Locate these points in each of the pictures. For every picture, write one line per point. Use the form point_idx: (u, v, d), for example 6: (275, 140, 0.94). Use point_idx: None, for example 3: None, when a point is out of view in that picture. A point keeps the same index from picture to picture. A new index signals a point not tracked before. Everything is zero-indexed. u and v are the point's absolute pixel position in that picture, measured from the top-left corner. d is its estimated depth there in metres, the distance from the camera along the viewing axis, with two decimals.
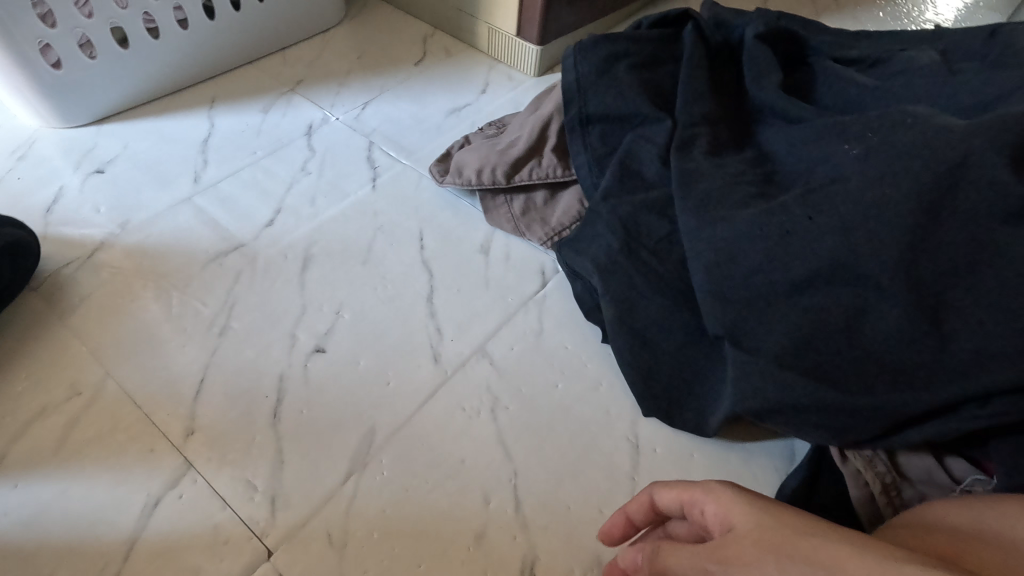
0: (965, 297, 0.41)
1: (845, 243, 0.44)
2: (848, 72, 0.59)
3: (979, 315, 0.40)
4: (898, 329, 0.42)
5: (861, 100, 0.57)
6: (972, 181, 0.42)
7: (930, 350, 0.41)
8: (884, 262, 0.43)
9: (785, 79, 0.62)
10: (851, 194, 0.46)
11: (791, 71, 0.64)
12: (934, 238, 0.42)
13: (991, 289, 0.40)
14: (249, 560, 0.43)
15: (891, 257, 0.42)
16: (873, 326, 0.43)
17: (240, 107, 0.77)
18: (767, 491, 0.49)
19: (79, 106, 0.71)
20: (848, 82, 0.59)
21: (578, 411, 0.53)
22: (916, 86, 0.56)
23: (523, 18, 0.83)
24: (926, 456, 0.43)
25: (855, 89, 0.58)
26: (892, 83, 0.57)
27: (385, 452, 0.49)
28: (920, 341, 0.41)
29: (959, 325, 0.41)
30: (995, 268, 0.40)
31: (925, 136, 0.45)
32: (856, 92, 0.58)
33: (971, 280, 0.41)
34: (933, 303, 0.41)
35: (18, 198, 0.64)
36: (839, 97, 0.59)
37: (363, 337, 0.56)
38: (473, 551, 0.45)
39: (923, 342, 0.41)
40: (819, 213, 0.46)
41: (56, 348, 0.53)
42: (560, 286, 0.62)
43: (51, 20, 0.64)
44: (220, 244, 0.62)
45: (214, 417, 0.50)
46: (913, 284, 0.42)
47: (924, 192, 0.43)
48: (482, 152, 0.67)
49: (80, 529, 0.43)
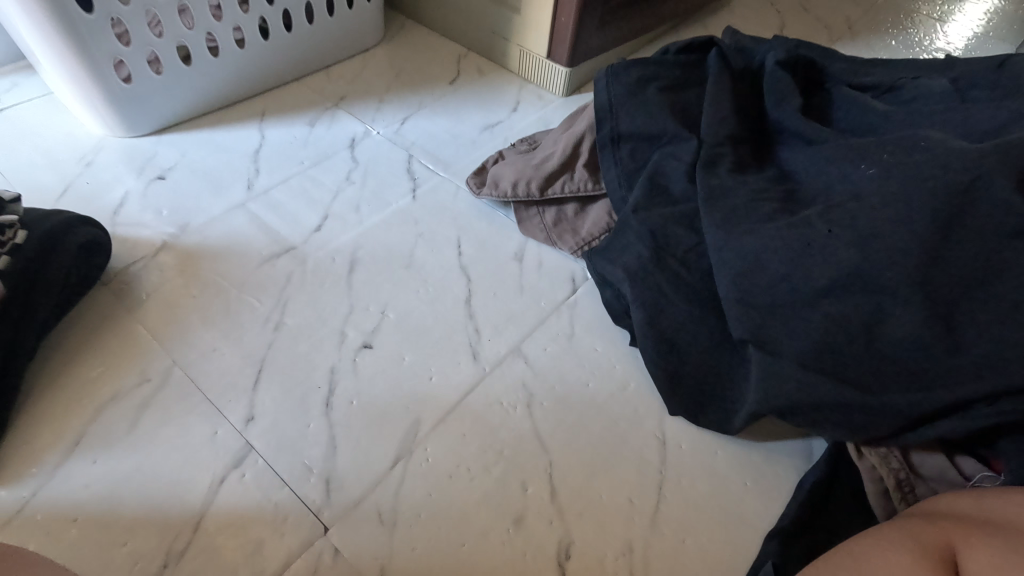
0: (974, 304, 0.44)
1: (862, 254, 0.48)
2: (864, 99, 0.63)
3: (987, 321, 0.43)
4: (913, 333, 0.45)
5: (876, 125, 0.61)
6: (983, 203, 0.45)
7: (943, 354, 0.44)
8: (899, 273, 0.46)
9: (804, 104, 0.66)
10: (868, 212, 0.49)
11: (809, 96, 0.68)
12: (946, 253, 0.45)
13: (1001, 300, 0.43)
14: (308, 535, 0.47)
15: (905, 267, 0.46)
16: (890, 330, 0.46)
17: (288, 120, 0.82)
18: (787, 487, 0.52)
19: (143, 117, 0.76)
20: (861, 107, 0.63)
21: (608, 409, 0.56)
22: (926, 112, 0.59)
23: (554, 42, 0.88)
24: (938, 455, 0.47)
25: (869, 113, 0.62)
26: (904, 110, 0.61)
27: (429, 441, 0.53)
28: (934, 345, 0.44)
29: (970, 333, 0.44)
30: (1004, 281, 0.43)
31: (939, 158, 0.48)
32: (871, 117, 0.62)
33: (982, 292, 0.44)
34: (943, 310, 0.45)
35: (88, 201, 0.69)
36: (855, 121, 0.63)
37: (407, 336, 0.60)
38: (513, 533, 0.48)
39: (935, 346, 0.44)
40: (838, 228, 0.50)
41: (125, 337, 0.57)
42: (590, 292, 0.66)
43: (126, 39, 0.69)
44: (272, 247, 0.67)
45: (271, 405, 0.54)
46: (927, 294, 0.45)
47: (936, 211, 0.46)
48: (517, 166, 0.71)
49: (154, 502, 0.47)
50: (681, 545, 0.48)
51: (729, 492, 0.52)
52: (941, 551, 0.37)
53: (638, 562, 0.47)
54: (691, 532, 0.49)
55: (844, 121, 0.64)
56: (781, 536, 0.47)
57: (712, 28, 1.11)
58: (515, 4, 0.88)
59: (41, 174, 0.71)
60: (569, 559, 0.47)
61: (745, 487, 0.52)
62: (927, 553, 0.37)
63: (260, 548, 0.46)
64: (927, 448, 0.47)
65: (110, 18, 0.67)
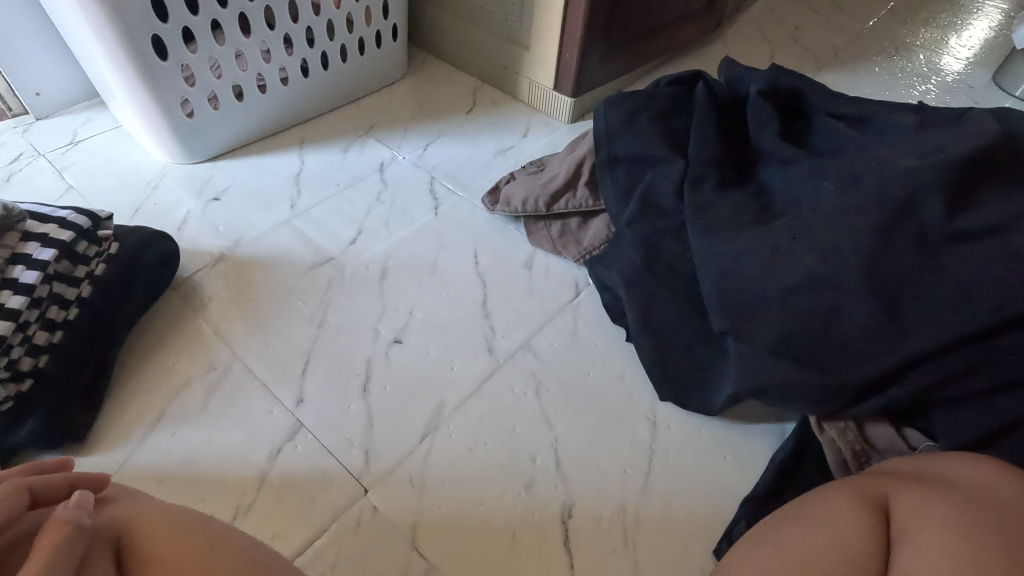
0: (917, 294, 0.52)
1: (819, 258, 0.56)
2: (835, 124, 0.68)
3: (925, 308, 0.52)
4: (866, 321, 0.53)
5: (846, 148, 0.66)
6: (918, 220, 0.53)
7: (887, 336, 0.52)
8: (848, 272, 0.54)
9: (783, 129, 0.71)
10: (826, 220, 0.57)
11: (788, 122, 0.73)
12: (890, 257, 0.53)
13: (931, 295, 0.52)
14: (350, 495, 0.56)
15: (854, 266, 0.54)
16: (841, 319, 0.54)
17: (325, 147, 0.93)
18: (761, 460, 0.60)
19: (201, 146, 0.87)
20: (839, 134, 0.67)
21: (606, 394, 0.65)
22: (893, 137, 0.64)
23: (560, 74, 0.98)
24: (887, 428, 0.56)
25: (841, 140, 0.67)
26: (873, 136, 0.66)
27: (452, 420, 0.61)
28: (882, 327, 0.53)
29: (906, 319, 0.52)
30: (935, 280, 0.52)
31: (887, 180, 0.55)
32: (844, 141, 0.67)
33: (917, 288, 0.52)
34: (890, 300, 0.53)
35: (157, 219, 0.80)
36: (828, 143, 0.68)
37: (432, 332, 0.69)
38: (523, 495, 0.57)
39: (879, 330, 0.53)
40: (801, 237, 0.58)
41: (193, 333, 0.67)
42: (591, 296, 0.75)
43: (192, 81, 0.81)
44: (315, 257, 0.77)
45: (317, 389, 0.63)
46: (874, 290, 0.53)
47: (883, 222, 0.54)
48: (527, 186, 0.80)
49: (224, 466, 0.57)
50: (668, 506, 0.57)
51: (711, 465, 0.60)
52: (876, 500, 0.43)
53: (630, 520, 0.56)
54: (676, 497, 0.57)
55: (821, 144, 0.69)
56: (754, 500, 0.55)
57: (707, 60, 1.21)
58: (525, 42, 0.99)
59: (116, 196, 0.82)
60: (572, 516, 0.56)
61: (725, 461, 0.60)
62: (863, 499, 0.44)
63: (312, 504, 0.55)
64: (877, 422, 0.56)
65: (180, 64, 0.78)
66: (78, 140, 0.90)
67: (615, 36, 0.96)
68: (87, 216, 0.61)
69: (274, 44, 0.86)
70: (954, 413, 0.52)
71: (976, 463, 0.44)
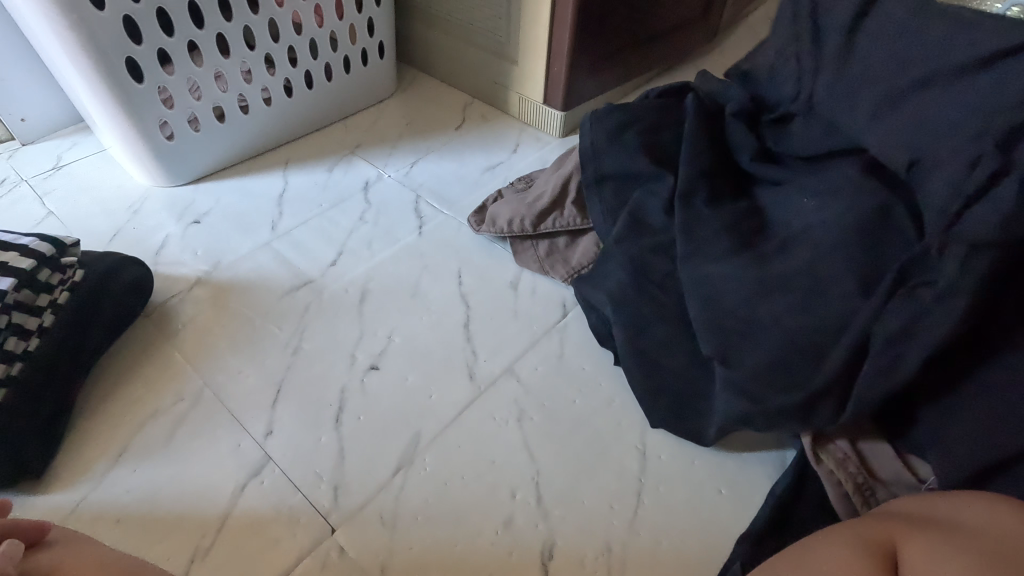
0: (927, 277, 0.46)
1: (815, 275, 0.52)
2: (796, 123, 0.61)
3: (938, 297, 0.45)
4: (877, 311, 0.47)
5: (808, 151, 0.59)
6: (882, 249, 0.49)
7: (894, 333, 0.46)
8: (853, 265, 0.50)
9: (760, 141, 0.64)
10: (814, 236, 0.53)
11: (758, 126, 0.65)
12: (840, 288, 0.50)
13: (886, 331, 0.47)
14: (316, 535, 0.52)
15: (851, 282, 0.49)
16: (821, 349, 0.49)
17: (309, 168, 0.91)
18: (758, 495, 0.56)
19: (184, 168, 0.85)
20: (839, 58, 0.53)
21: (592, 422, 0.61)
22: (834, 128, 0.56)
23: (549, 89, 0.96)
24: (889, 452, 0.52)
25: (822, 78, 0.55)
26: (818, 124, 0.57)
27: (428, 452, 0.58)
28: (883, 318, 0.47)
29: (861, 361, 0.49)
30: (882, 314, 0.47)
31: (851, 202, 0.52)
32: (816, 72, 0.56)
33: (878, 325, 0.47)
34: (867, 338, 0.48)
35: (135, 243, 0.78)
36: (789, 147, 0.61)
37: (411, 358, 0.66)
38: (500, 535, 0.53)
39: (888, 328, 0.47)
40: (784, 256, 0.54)
41: (163, 362, 0.65)
42: (579, 317, 0.71)
43: (171, 103, 0.79)
44: (292, 280, 0.74)
45: (288, 420, 0.60)
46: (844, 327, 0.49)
47: (846, 249, 0.51)
48: (513, 205, 0.77)
49: (186, 504, 0.54)
50: (657, 546, 0.53)
51: (703, 498, 0.56)
52: (880, 541, 0.40)
53: (616, 561, 0.52)
54: (666, 535, 0.53)
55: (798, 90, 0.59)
56: (749, 540, 0.51)
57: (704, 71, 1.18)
58: (513, 57, 0.97)
59: (96, 222, 0.81)
60: (552, 557, 0.52)
61: (720, 494, 0.56)
62: (864, 540, 0.40)
63: (276, 545, 0.52)
64: (880, 449, 0.53)
65: (158, 86, 0.77)
66: (62, 165, 0.89)
67: (603, 49, 0.94)
68: (50, 243, 0.60)
69: (256, 64, 0.84)
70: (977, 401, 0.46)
71: (995, 507, 0.40)
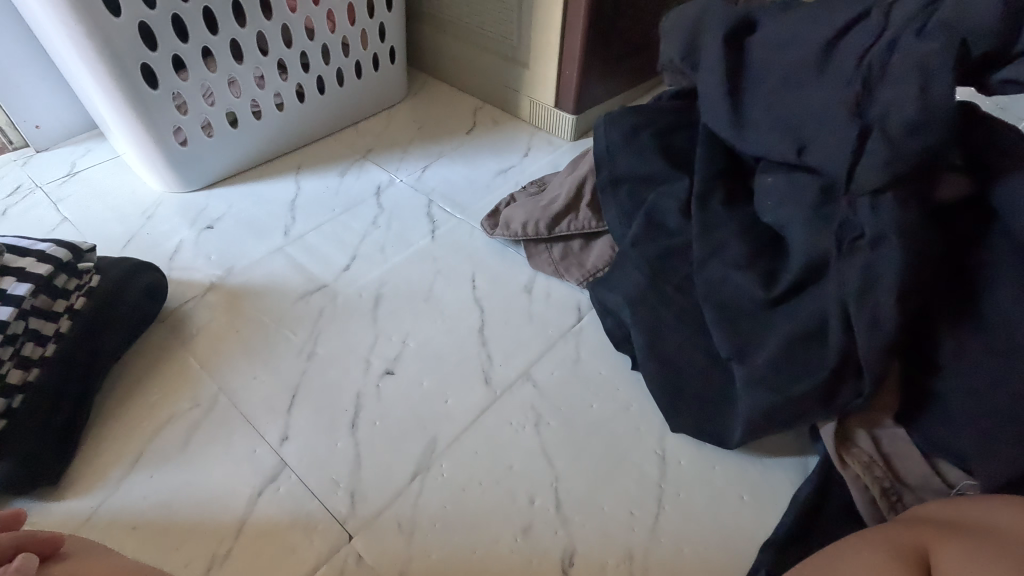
0: (857, 232, 0.48)
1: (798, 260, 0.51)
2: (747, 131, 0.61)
3: (875, 247, 0.46)
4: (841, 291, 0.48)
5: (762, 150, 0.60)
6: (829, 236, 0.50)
7: (856, 295, 0.47)
8: (831, 238, 0.50)
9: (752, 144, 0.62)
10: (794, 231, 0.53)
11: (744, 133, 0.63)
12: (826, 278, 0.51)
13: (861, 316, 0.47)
14: (333, 543, 0.52)
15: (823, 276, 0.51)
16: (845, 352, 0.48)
17: (322, 173, 0.91)
18: (782, 500, 0.55)
19: (196, 174, 0.86)
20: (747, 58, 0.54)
21: (609, 427, 0.60)
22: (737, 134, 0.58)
23: (560, 92, 0.96)
24: (916, 459, 0.51)
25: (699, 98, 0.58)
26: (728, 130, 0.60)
27: (445, 457, 0.58)
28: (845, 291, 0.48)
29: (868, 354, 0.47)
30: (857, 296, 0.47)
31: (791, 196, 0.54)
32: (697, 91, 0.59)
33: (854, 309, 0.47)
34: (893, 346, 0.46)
35: (148, 248, 0.78)
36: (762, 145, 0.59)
37: (425, 363, 0.66)
38: (520, 542, 0.52)
39: (849, 290, 0.47)
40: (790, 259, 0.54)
41: (178, 367, 0.64)
42: (594, 320, 0.71)
43: (185, 108, 0.80)
44: (306, 285, 0.74)
45: (304, 425, 0.60)
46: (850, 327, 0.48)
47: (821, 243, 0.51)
48: (527, 208, 0.77)
49: (202, 511, 0.54)
50: (680, 553, 0.52)
51: (726, 505, 0.55)
52: (912, 545, 0.39)
53: (638, 568, 0.51)
54: (688, 542, 0.53)
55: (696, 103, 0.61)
56: (774, 545, 0.50)
57: None
58: (524, 61, 0.97)
59: (109, 227, 0.81)
60: (573, 565, 0.51)
61: (742, 500, 0.55)
62: (895, 544, 0.39)
63: (293, 552, 0.51)
64: (904, 454, 0.51)
65: (172, 92, 0.77)
66: (76, 171, 0.89)
67: (615, 52, 0.94)
68: (67, 248, 0.60)
69: (268, 70, 0.85)
70: (958, 383, 0.47)
71: None
